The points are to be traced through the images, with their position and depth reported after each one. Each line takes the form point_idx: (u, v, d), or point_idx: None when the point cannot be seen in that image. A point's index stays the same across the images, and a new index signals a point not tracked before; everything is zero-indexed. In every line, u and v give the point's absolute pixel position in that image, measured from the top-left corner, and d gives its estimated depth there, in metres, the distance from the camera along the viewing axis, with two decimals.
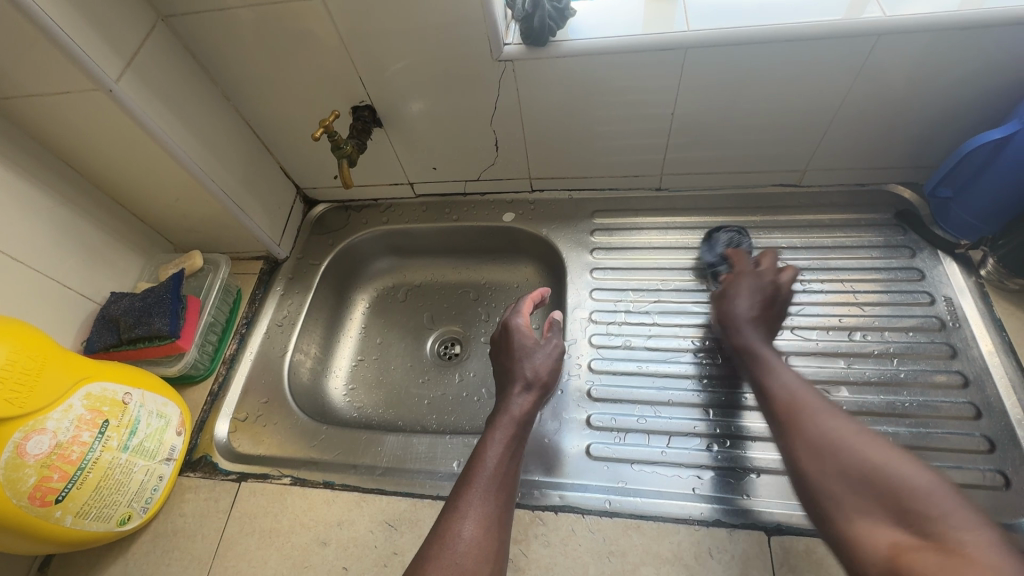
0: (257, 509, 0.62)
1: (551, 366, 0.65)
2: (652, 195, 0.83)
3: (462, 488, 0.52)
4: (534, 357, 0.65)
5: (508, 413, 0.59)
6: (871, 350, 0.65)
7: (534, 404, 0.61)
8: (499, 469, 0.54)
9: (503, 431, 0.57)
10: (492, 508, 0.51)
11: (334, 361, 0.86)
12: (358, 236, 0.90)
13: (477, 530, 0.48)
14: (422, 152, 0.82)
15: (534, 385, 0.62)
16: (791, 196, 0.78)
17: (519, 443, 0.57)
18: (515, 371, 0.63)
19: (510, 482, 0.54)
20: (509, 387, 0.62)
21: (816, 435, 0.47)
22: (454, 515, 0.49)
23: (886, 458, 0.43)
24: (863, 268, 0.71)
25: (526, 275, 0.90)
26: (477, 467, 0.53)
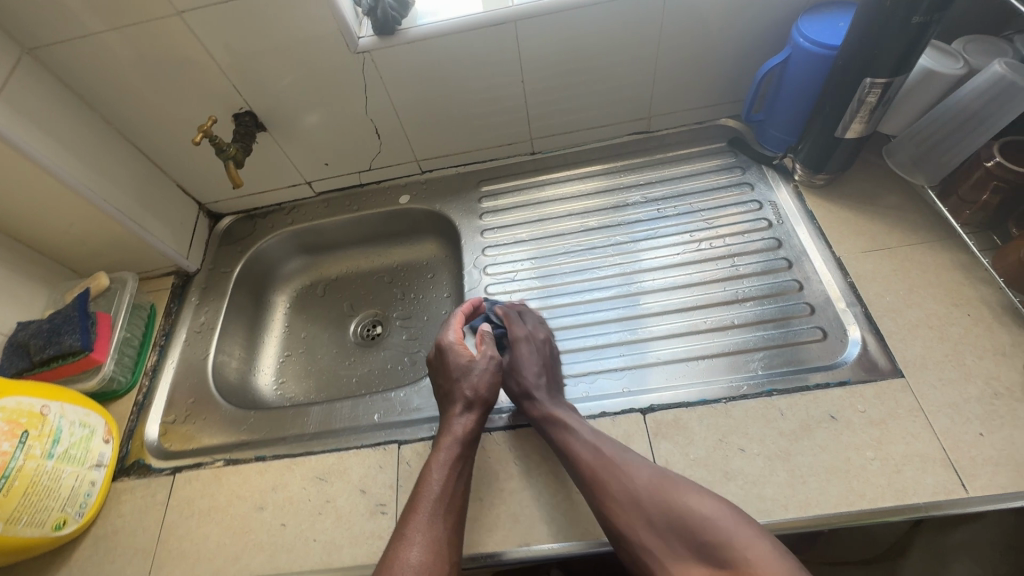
0: (195, 494, 0.66)
1: (492, 381, 0.64)
2: (528, 159, 0.92)
3: (409, 514, 0.54)
4: (468, 376, 0.64)
5: (451, 434, 0.60)
6: (717, 254, 0.76)
7: (478, 422, 0.61)
8: (446, 493, 0.56)
9: (446, 452, 0.58)
10: (440, 528, 0.53)
11: (261, 360, 0.90)
12: (266, 240, 0.94)
13: (424, 555, 0.51)
14: (311, 150, 0.88)
15: (476, 402, 0.62)
16: (645, 141, 0.90)
17: (465, 463, 0.59)
18: (455, 392, 0.63)
19: (459, 499, 0.56)
20: (451, 409, 0.62)
21: (617, 495, 0.53)
22: (402, 543, 0.52)
23: (680, 491, 0.52)
24: (706, 190, 0.83)
25: (432, 252, 0.97)
26: (425, 492, 0.55)
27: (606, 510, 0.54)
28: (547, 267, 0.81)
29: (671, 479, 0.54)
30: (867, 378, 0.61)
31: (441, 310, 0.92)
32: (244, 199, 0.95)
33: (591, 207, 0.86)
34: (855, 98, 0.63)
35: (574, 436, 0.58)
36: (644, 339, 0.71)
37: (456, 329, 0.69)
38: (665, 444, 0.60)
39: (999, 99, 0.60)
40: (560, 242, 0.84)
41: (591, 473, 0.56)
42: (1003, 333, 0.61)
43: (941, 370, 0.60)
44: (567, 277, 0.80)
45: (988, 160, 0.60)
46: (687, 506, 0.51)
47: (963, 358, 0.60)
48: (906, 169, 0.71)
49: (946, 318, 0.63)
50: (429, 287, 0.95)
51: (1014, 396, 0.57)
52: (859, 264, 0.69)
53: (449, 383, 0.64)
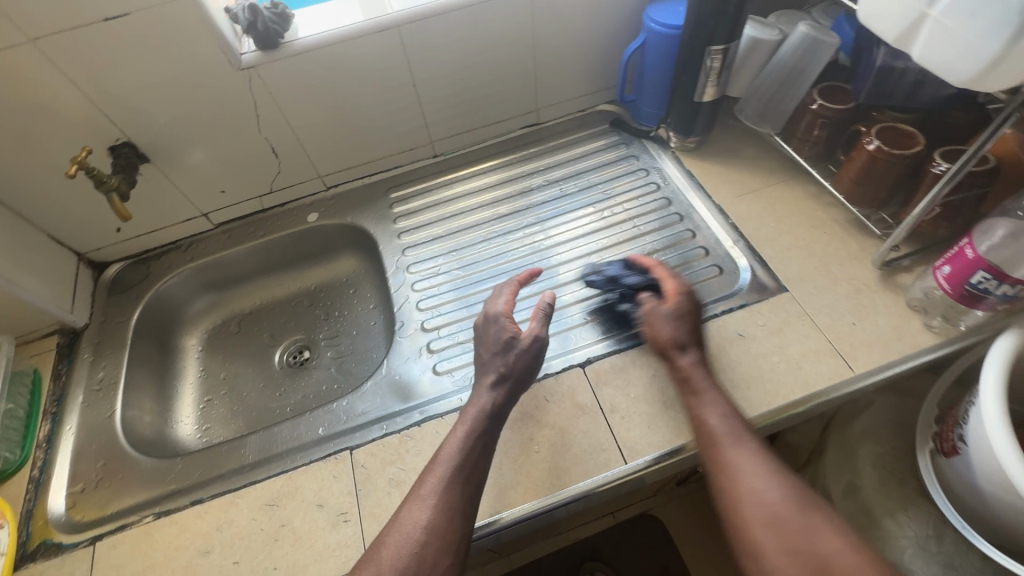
0: (124, 558, 0.59)
1: (531, 361, 0.63)
2: (432, 161, 0.95)
3: (426, 475, 0.55)
4: (510, 350, 0.63)
5: (475, 406, 0.60)
6: (620, 219, 0.84)
7: (505, 399, 0.61)
8: (468, 461, 0.56)
9: (471, 424, 0.58)
10: (456, 495, 0.54)
11: (178, 410, 0.83)
12: (164, 281, 0.87)
13: (434, 519, 0.52)
14: (204, 179, 0.84)
15: (508, 379, 0.61)
16: (538, 132, 0.97)
17: (489, 437, 0.58)
18: (491, 363, 0.63)
19: (479, 470, 0.56)
20: (485, 379, 0.62)
21: (755, 509, 0.51)
22: (414, 505, 0.54)
23: (817, 535, 0.48)
24: (600, 166, 0.91)
25: (351, 267, 0.96)
26: (445, 454, 0.56)
27: (738, 516, 0.51)
28: (469, 255, 0.83)
29: (815, 506, 0.50)
30: (760, 297, 0.71)
31: (370, 321, 0.91)
32: (132, 241, 0.87)
33: (501, 195, 0.90)
34: (704, 65, 0.74)
35: (764, 455, 0.53)
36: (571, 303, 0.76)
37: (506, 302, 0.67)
38: (607, 390, 0.65)
39: (810, 52, 0.74)
40: (476, 230, 0.86)
41: (714, 443, 0.55)
42: (854, 242, 0.73)
43: (816, 280, 0.71)
44: (490, 262, 0.82)
45: (812, 103, 0.73)
46: (820, 541, 0.47)
47: (829, 267, 0.72)
48: (756, 122, 0.83)
49: (810, 238, 0.75)
50: (354, 302, 0.94)
51: (871, 289, 0.69)
52: (736, 207, 0.80)
53: (486, 351, 0.64)
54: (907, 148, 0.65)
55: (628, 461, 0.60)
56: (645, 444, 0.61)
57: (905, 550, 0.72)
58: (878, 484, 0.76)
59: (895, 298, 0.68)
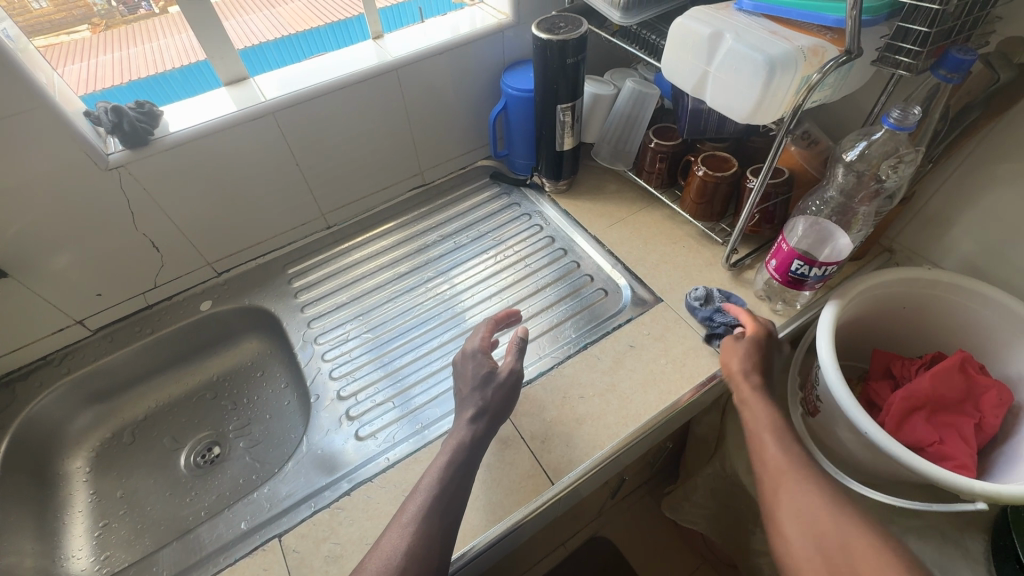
0: None
1: (506, 393, 0.66)
2: (326, 233, 0.97)
3: (410, 499, 0.57)
4: (490, 383, 0.66)
5: (454, 438, 0.62)
6: (514, 260, 0.91)
7: (485, 431, 0.63)
8: (449, 487, 0.57)
9: (452, 453, 0.60)
10: (435, 523, 0.54)
11: (69, 543, 0.74)
12: (38, 401, 0.79)
13: (414, 543, 0.52)
14: (75, 284, 0.79)
15: (486, 412, 0.64)
16: (426, 192, 1.03)
17: (467, 467, 0.60)
18: (473, 397, 0.65)
19: (460, 494, 0.58)
20: (463, 414, 0.64)
21: (797, 518, 0.54)
22: (397, 530, 0.54)
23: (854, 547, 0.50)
24: (487, 215, 0.99)
25: (255, 349, 0.94)
26: (427, 480, 0.58)
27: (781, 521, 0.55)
28: (376, 316, 0.85)
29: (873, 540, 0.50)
30: (641, 310, 0.81)
31: (283, 402, 0.89)
32: None
33: (401, 254, 0.94)
34: (558, 120, 0.86)
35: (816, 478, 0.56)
36: None
37: (483, 336, 0.71)
38: (525, 419, 0.70)
39: (640, 101, 0.88)
40: (381, 291, 0.88)
41: (762, 451, 0.61)
42: (708, 250, 0.86)
43: (684, 288, 0.82)
44: (397, 319, 0.85)
45: (650, 143, 0.86)
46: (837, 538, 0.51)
47: (692, 275, 0.84)
48: (610, 162, 0.97)
49: (673, 253, 0.87)
50: (263, 384, 0.91)
51: (727, 287, 0.82)
52: (609, 235, 0.91)
53: (465, 387, 0.67)
54: (726, 170, 0.80)
55: (553, 481, 0.64)
56: (566, 462, 0.66)
57: None
58: None
59: (746, 291, 0.81)
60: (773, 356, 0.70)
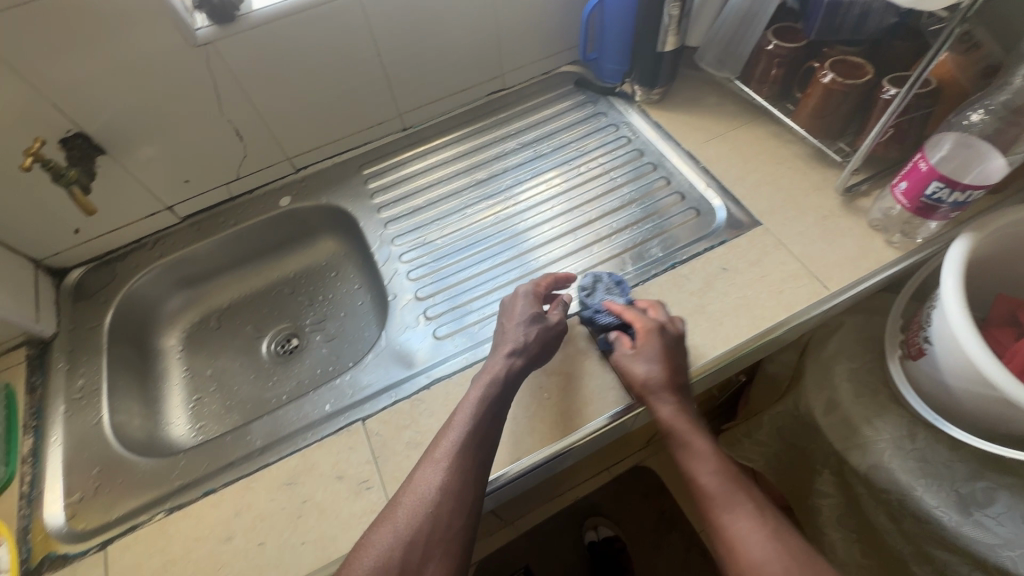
0: (141, 556, 0.57)
1: (548, 338, 0.63)
2: (401, 135, 0.94)
3: (440, 438, 0.55)
4: (537, 324, 0.64)
5: (490, 372, 0.60)
6: (597, 173, 0.86)
7: (522, 369, 0.61)
8: (481, 426, 0.56)
9: (485, 388, 0.59)
10: (469, 460, 0.53)
11: (169, 410, 0.80)
12: (135, 280, 0.83)
13: (446, 482, 0.52)
14: (166, 169, 0.80)
15: (525, 350, 0.62)
16: (506, 97, 0.97)
17: (498, 404, 0.58)
18: (514, 334, 0.63)
19: (492, 433, 0.56)
20: (502, 347, 0.62)
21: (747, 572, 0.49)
22: (431, 465, 0.53)
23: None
24: (569, 125, 0.93)
25: (330, 249, 0.94)
26: (458, 419, 0.56)
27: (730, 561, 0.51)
28: (453, 222, 0.83)
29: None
30: (736, 233, 0.75)
31: (357, 301, 0.90)
32: (92, 243, 0.82)
33: (476, 161, 0.90)
34: (664, 16, 0.76)
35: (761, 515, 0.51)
36: (566, 255, 0.77)
37: (538, 283, 0.68)
38: (607, 332, 0.67)
39: None
40: (457, 197, 0.86)
41: (706, 499, 0.54)
42: (816, 174, 0.78)
43: (785, 212, 0.75)
44: (474, 226, 0.82)
45: (768, 44, 0.77)
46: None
47: (796, 199, 0.76)
48: (716, 68, 0.86)
49: (777, 174, 0.79)
50: (337, 284, 0.93)
51: (836, 214, 0.74)
52: (704, 151, 0.83)
53: (507, 322, 0.65)
54: (858, 78, 0.70)
55: (636, 394, 0.63)
56: None
57: (883, 451, 0.79)
58: (855, 397, 0.83)
59: (858, 220, 0.73)
60: (681, 357, 0.62)
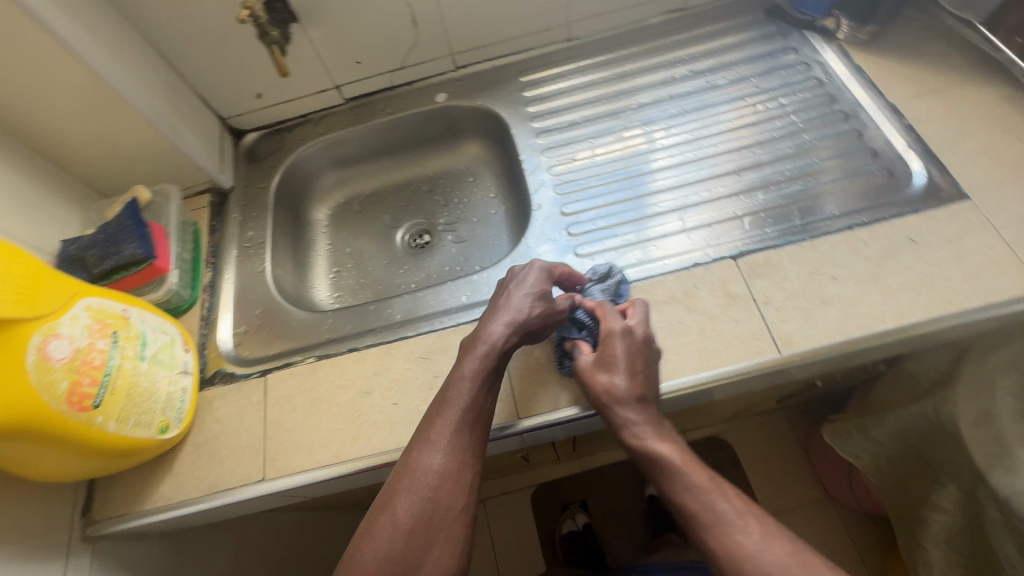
0: (292, 389, 0.65)
1: (547, 315, 0.59)
2: (565, 46, 0.90)
3: (436, 418, 0.52)
4: (544, 302, 0.59)
5: (488, 343, 0.56)
6: (775, 114, 0.78)
7: (518, 342, 0.57)
8: (476, 405, 0.53)
9: (481, 361, 0.55)
10: (466, 439, 0.52)
11: (313, 275, 0.88)
12: (300, 152, 0.89)
13: (448, 462, 0.50)
14: (342, 47, 0.83)
15: (524, 326, 0.57)
16: (683, 18, 0.89)
17: (497, 376, 0.55)
18: (514, 309, 0.58)
19: (488, 412, 0.54)
20: (497, 315, 0.58)
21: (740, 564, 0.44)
22: (425, 447, 0.51)
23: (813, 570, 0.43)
24: (750, 58, 0.84)
25: (472, 155, 0.95)
26: (454, 399, 0.53)
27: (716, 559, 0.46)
28: (606, 143, 0.80)
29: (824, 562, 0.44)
30: (936, 203, 0.65)
31: (491, 210, 0.91)
32: (268, 110, 0.88)
33: (640, 85, 0.84)
34: None
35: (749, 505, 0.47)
36: (724, 197, 0.72)
37: (555, 266, 0.63)
38: (760, 282, 0.63)
39: None
40: (615, 119, 0.82)
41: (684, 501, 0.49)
42: None
43: (1004, 189, 0.64)
44: (629, 150, 0.78)
45: None
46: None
47: (1021, 176, 0.65)
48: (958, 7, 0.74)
49: (1002, 144, 0.67)
50: (474, 190, 0.94)
51: None
52: (913, 107, 0.72)
53: (513, 292, 0.60)
54: None
55: (782, 352, 0.59)
56: (800, 337, 0.59)
57: None
58: None
59: None
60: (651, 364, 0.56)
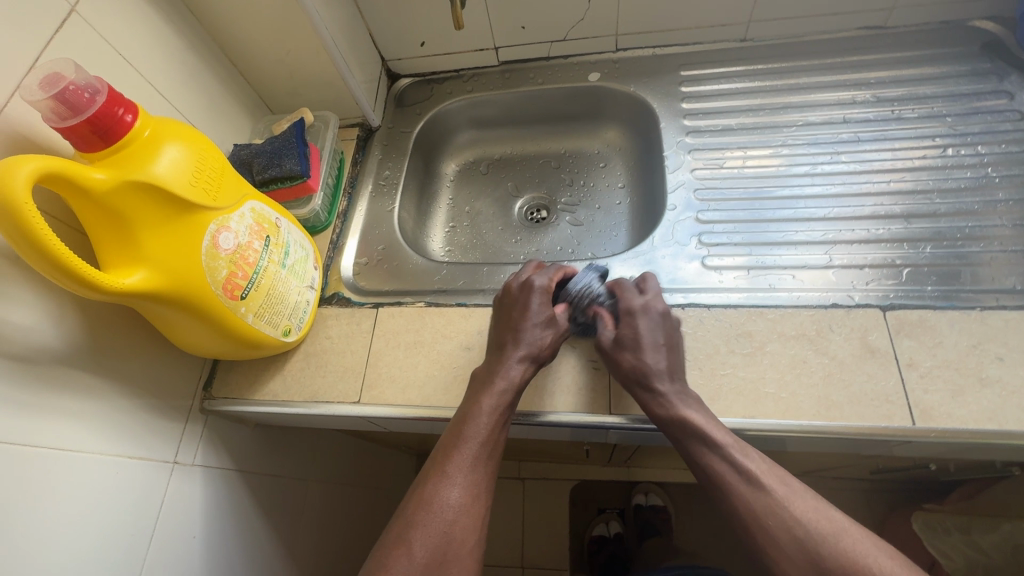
0: (399, 327, 0.68)
1: (556, 344, 0.59)
2: (736, 46, 0.84)
3: (453, 452, 0.52)
4: (551, 330, 0.59)
5: (506, 378, 0.55)
6: (968, 162, 0.69)
7: (531, 374, 0.57)
8: (491, 437, 0.54)
9: (497, 397, 0.55)
10: (482, 473, 0.52)
11: (431, 226, 0.91)
12: (445, 105, 0.92)
13: (465, 498, 0.50)
14: (514, 9, 0.83)
15: (536, 355, 0.57)
16: (879, 38, 0.80)
17: (511, 410, 0.56)
18: (522, 336, 0.57)
19: (500, 445, 0.55)
20: (512, 349, 0.57)
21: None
22: (442, 480, 0.51)
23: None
24: (950, 94, 0.74)
25: (609, 141, 0.93)
26: (469, 434, 0.53)
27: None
28: (759, 156, 0.75)
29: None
30: None
31: (614, 200, 0.89)
32: (426, 59, 0.91)
33: (811, 101, 0.77)
34: None
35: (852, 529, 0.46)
36: (885, 240, 0.65)
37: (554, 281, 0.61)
38: (908, 342, 0.56)
39: None
40: (775, 132, 0.76)
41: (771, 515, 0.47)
42: None
43: None
44: (785, 168, 0.73)
45: None
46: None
47: None
48: None
49: None
50: (601, 176, 0.92)
51: None
52: None
53: (521, 319, 0.58)
54: None
55: (916, 424, 0.53)
56: (942, 413, 0.53)
57: None
58: None
59: None
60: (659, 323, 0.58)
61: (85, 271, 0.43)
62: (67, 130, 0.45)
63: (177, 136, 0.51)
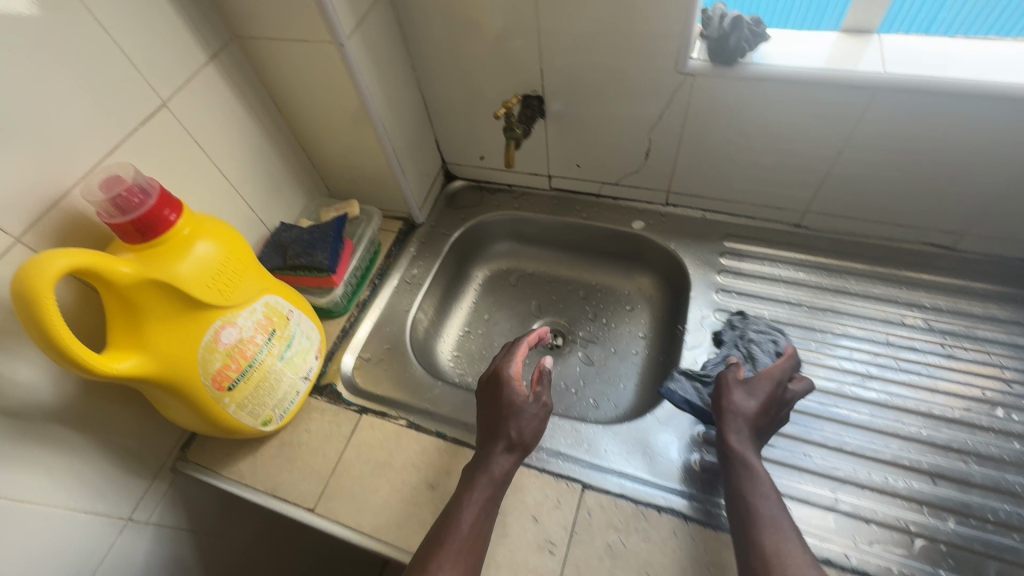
0: (374, 442, 0.67)
1: (538, 428, 0.59)
2: (788, 230, 0.82)
3: (434, 549, 0.51)
4: (524, 416, 0.59)
5: (489, 473, 0.56)
6: (1017, 430, 0.62)
7: (515, 465, 0.58)
8: (473, 533, 0.52)
9: (481, 490, 0.55)
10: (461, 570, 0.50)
11: (446, 328, 0.91)
12: (489, 216, 0.94)
13: None
14: (573, 149, 0.85)
15: (517, 445, 0.58)
16: (944, 260, 0.75)
17: (495, 505, 0.55)
18: (500, 427, 0.58)
19: (482, 543, 0.53)
20: (492, 444, 0.58)
21: None
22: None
23: None
24: (1011, 344, 0.68)
25: (640, 286, 0.91)
26: (450, 530, 0.52)
27: None
28: None
29: None
30: None
31: (631, 348, 0.87)
32: (483, 171, 0.95)
33: (853, 310, 0.73)
34: None
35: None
36: (902, 496, 0.58)
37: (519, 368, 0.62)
38: None
39: None
40: (807, 335, 0.72)
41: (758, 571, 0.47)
42: None
43: None
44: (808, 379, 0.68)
45: None
46: None
47: None
48: None
49: None
50: (625, 319, 0.90)
51: None
52: None
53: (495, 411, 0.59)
54: None
55: None
56: None
57: None
58: None
59: None
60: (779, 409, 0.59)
61: (85, 358, 0.46)
62: (113, 226, 0.50)
63: (212, 235, 0.55)
